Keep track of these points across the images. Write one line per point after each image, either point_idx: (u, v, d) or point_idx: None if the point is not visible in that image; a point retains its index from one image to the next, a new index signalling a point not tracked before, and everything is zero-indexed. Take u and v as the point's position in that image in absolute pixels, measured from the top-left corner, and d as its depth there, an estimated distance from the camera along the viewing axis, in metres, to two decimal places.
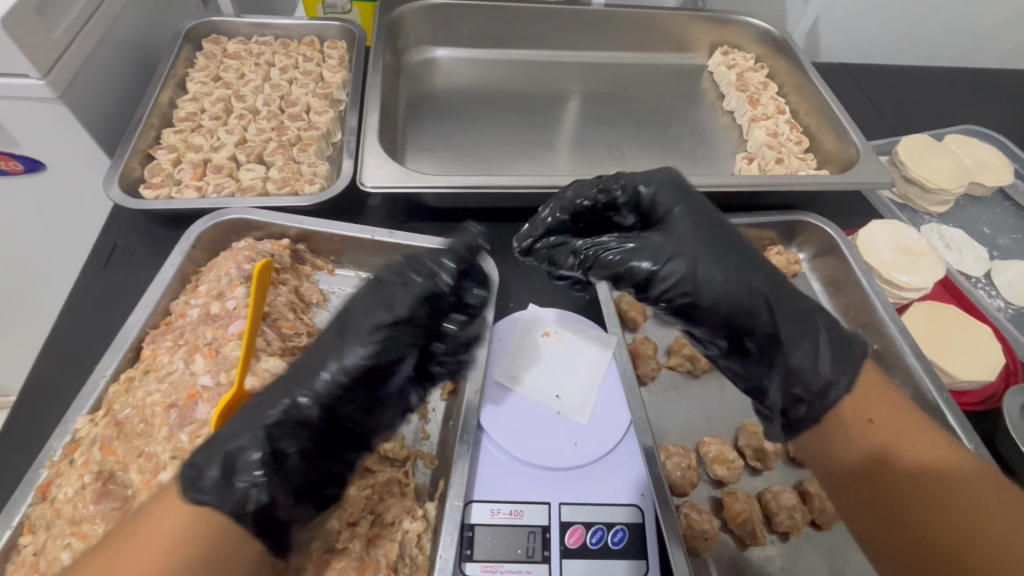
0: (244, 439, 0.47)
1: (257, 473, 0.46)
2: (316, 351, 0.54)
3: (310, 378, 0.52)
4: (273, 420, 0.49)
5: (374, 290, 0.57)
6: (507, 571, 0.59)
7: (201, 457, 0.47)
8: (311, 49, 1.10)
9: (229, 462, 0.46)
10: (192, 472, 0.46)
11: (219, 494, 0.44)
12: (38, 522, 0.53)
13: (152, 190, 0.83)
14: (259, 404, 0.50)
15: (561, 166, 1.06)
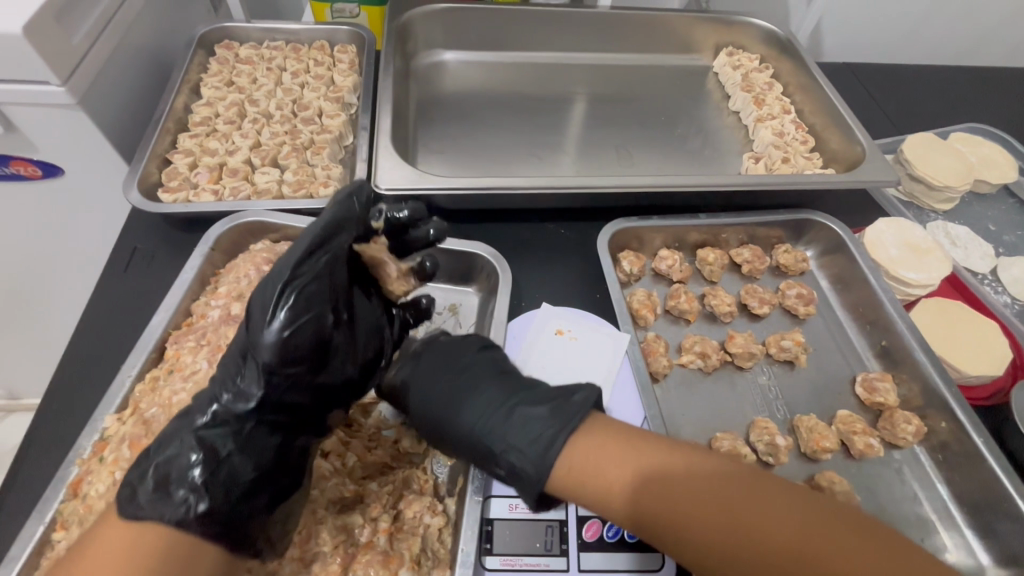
0: (179, 449, 0.50)
1: (181, 486, 0.48)
2: (236, 348, 0.55)
3: (230, 376, 0.54)
4: (204, 424, 0.52)
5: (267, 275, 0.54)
6: (526, 564, 0.60)
7: (141, 468, 0.50)
8: (322, 53, 1.12)
9: (163, 468, 0.49)
10: (131, 483, 0.48)
11: (153, 501, 0.47)
12: (70, 518, 0.54)
13: (170, 194, 0.84)
14: (193, 411, 0.53)
15: (569, 167, 1.07)
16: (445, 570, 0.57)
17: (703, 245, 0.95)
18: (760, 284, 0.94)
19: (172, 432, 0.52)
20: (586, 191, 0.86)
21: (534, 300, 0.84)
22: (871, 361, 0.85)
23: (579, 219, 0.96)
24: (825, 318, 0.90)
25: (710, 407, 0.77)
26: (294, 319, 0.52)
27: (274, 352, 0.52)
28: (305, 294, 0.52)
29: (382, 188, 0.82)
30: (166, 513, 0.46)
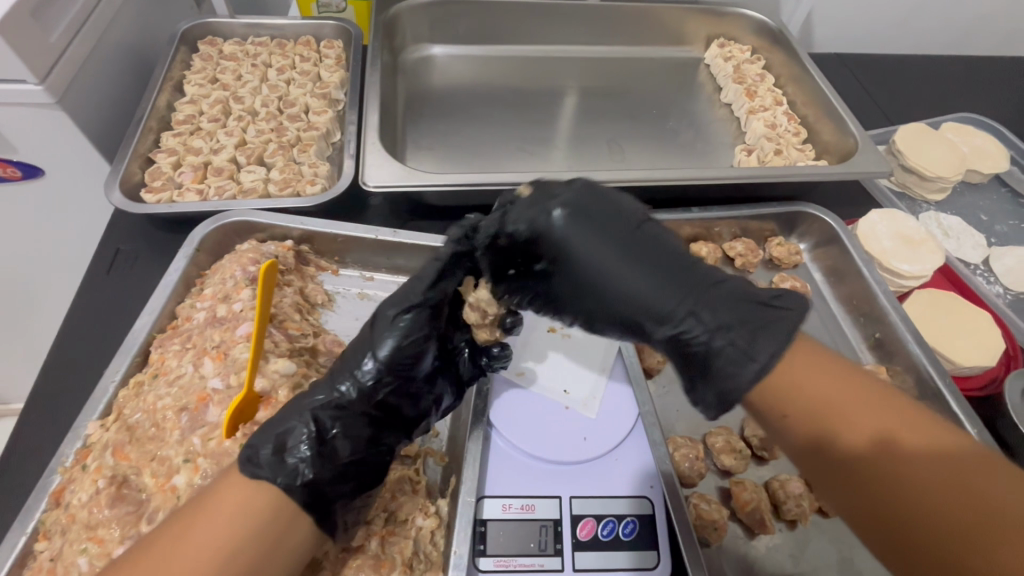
0: (297, 419, 0.52)
1: (302, 453, 0.49)
2: (357, 338, 0.58)
3: (349, 361, 0.56)
4: (320, 403, 0.53)
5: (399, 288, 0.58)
6: (520, 565, 0.59)
7: (267, 430, 0.51)
8: (308, 49, 1.10)
9: (280, 435, 0.50)
10: (255, 442, 0.50)
11: (273, 465, 0.48)
12: (53, 528, 0.53)
13: (153, 195, 0.83)
14: (312, 388, 0.55)
15: (560, 162, 1.06)
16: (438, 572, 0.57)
17: (695, 239, 0.95)
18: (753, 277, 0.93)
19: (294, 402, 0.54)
20: None
21: None
22: (865, 355, 0.86)
23: None
24: (818, 312, 0.90)
25: None
26: (405, 328, 0.56)
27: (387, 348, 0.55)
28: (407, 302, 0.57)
29: (369, 185, 0.81)
30: (280, 479, 0.47)
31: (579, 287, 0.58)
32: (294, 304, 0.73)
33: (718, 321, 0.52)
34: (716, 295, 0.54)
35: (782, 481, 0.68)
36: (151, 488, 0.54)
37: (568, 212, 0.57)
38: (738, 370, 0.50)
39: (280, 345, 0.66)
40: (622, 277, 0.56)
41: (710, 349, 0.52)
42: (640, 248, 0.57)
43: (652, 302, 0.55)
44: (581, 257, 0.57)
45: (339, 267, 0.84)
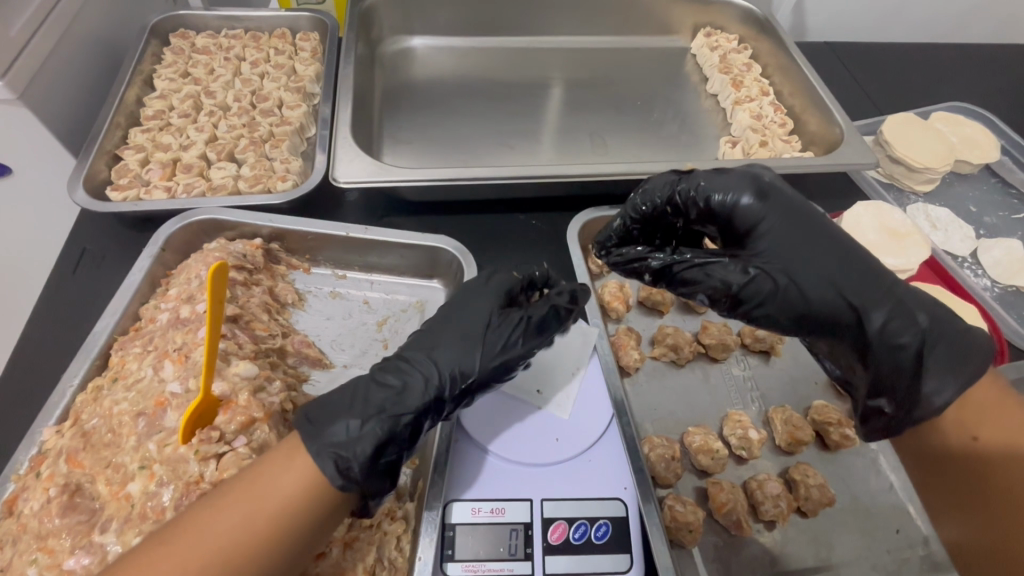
0: (381, 417, 0.51)
1: (384, 457, 0.51)
2: (439, 337, 0.58)
3: (423, 362, 0.56)
4: (391, 409, 0.52)
5: (485, 299, 0.61)
6: (489, 571, 0.58)
7: (340, 420, 0.50)
8: (283, 41, 1.07)
9: (365, 431, 0.50)
10: (322, 436, 0.49)
11: (363, 461, 0.49)
12: (5, 538, 0.52)
13: (119, 192, 0.81)
14: (385, 378, 0.54)
15: (541, 155, 1.04)
16: None
17: None
18: None
19: (359, 392, 0.53)
20: (555, 180, 0.83)
21: None
22: None
23: (550, 209, 0.93)
24: None
25: (683, 400, 0.75)
26: (509, 355, 0.58)
27: (470, 362, 0.57)
28: (502, 330, 0.59)
29: (339, 181, 0.79)
30: (372, 489, 0.50)
31: (769, 273, 0.57)
32: (262, 303, 0.72)
33: (925, 320, 0.54)
34: (906, 295, 0.55)
35: (759, 481, 0.67)
36: (105, 496, 0.53)
37: (769, 203, 0.58)
38: (941, 377, 0.52)
39: (244, 347, 0.64)
40: (813, 269, 0.56)
41: (919, 345, 0.53)
42: (820, 245, 0.56)
43: (853, 292, 0.55)
44: (790, 246, 0.56)
45: (312, 265, 0.82)
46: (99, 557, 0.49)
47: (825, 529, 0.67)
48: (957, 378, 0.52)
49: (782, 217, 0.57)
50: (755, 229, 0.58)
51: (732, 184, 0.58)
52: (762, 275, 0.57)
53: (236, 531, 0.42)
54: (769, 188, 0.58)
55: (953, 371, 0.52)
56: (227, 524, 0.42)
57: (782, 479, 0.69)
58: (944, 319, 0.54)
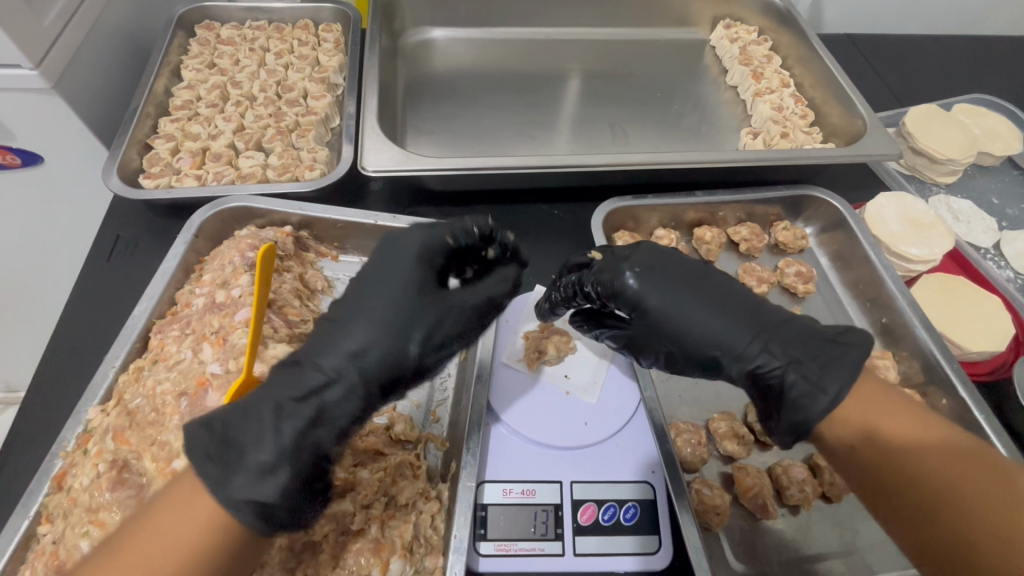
0: (275, 425, 0.45)
1: (278, 470, 0.44)
2: (325, 327, 0.52)
3: (316, 359, 0.50)
4: (274, 429, 0.45)
5: (374, 287, 0.54)
6: (520, 550, 0.59)
7: (219, 429, 0.44)
8: (306, 32, 1.08)
9: (256, 441, 0.45)
10: (198, 440, 0.43)
11: (247, 485, 0.42)
12: (55, 512, 0.53)
13: (151, 180, 0.82)
14: (274, 377, 0.49)
15: (562, 146, 1.04)
16: (439, 557, 0.57)
17: (699, 224, 0.93)
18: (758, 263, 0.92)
19: (239, 399, 0.47)
20: (580, 170, 0.83)
21: (527, 282, 0.84)
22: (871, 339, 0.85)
23: (572, 199, 0.94)
24: (824, 296, 0.89)
25: (707, 388, 0.76)
26: (422, 341, 0.53)
27: (367, 355, 0.50)
28: (413, 315, 0.53)
29: (368, 170, 0.79)
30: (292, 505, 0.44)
31: (651, 337, 0.61)
32: (293, 289, 0.73)
33: (786, 358, 0.54)
34: (779, 333, 0.55)
35: (785, 466, 0.68)
36: (151, 472, 0.55)
37: (643, 277, 0.61)
38: (811, 408, 0.52)
39: (279, 331, 0.65)
40: (690, 330, 0.58)
41: (785, 383, 0.53)
42: (695, 301, 0.59)
43: (722, 345, 0.57)
44: (666, 315, 0.59)
45: (339, 253, 0.84)
46: None
47: (850, 514, 0.68)
48: (828, 387, 0.52)
49: (655, 290, 0.60)
50: (637, 305, 0.61)
51: (613, 267, 0.63)
52: (644, 339, 0.62)
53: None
54: (645, 267, 0.61)
55: (821, 383, 0.52)
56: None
57: (806, 465, 0.70)
58: (811, 338, 0.54)
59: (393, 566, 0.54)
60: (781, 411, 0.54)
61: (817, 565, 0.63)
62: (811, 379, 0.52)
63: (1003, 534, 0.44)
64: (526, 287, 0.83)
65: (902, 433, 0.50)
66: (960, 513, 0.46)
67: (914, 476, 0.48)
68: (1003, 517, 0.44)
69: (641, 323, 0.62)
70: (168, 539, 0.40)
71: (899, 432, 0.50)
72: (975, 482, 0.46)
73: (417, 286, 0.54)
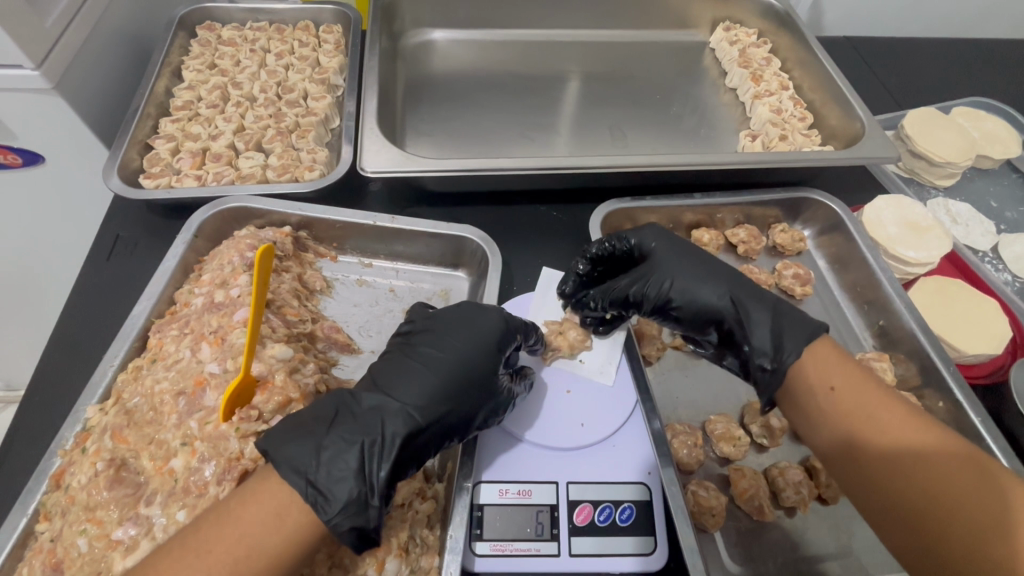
0: (371, 459, 0.52)
1: (373, 500, 0.51)
2: (401, 371, 0.60)
3: (397, 399, 0.57)
4: (350, 462, 0.51)
5: (427, 343, 0.63)
6: (516, 550, 0.59)
7: (313, 455, 0.51)
8: (307, 34, 1.08)
9: (343, 472, 0.50)
10: (296, 464, 0.50)
11: (345, 512, 0.49)
12: (54, 509, 0.54)
13: (152, 180, 0.83)
14: (358, 412, 0.56)
15: (561, 148, 1.04)
16: (434, 556, 0.57)
17: (698, 225, 0.93)
18: (757, 265, 0.92)
19: (329, 433, 0.53)
20: (579, 171, 0.83)
21: (525, 283, 0.84)
22: (868, 341, 0.85)
23: (571, 200, 0.94)
24: (821, 299, 0.89)
25: (705, 390, 0.76)
26: (489, 398, 0.61)
27: (441, 404, 0.58)
28: (484, 375, 0.61)
29: (367, 171, 0.79)
30: (370, 522, 0.50)
31: (662, 278, 0.71)
32: (292, 289, 0.73)
33: (774, 300, 0.67)
34: (762, 292, 0.70)
35: (781, 468, 0.68)
36: (149, 470, 0.55)
37: (661, 237, 0.75)
38: (796, 337, 0.63)
39: (277, 331, 0.65)
40: (696, 275, 0.70)
41: (777, 315, 0.65)
42: (702, 259, 0.73)
43: (719, 288, 0.69)
44: (677, 263, 0.72)
45: (338, 254, 0.84)
46: (145, 528, 0.52)
47: (846, 515, 0.68)
48: (810, 322, 0.64)
49: (669, 246, 0.74)
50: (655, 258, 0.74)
51: (641, 232, 0.76)
52: (656, 281, 0.71)
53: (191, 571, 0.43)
54: (664, 232, 0.76)
55: (805, 319, 0.64)
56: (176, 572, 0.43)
57: (803, 466, 0.70)
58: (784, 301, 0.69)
59: (389, 566, 0.54)
60: (775, 335, 0.64)
61: (813, 567, 0.64)
62: (795, 317, 0.65)
63: (977, 542, 0.46)
64: (523, 288, 0.83)
65: (885, 433, 0.54)
66: (925, 511, 0.50)
67: (889, 475, 0.52)
68: (972, 525, 0.47)
69: (657, 266, 0.72)
70: (229, 541, 0.45)
71: (880, 436, 0.54)
72: (946, 483, 0.49)
73: (489, 349, 0.63)
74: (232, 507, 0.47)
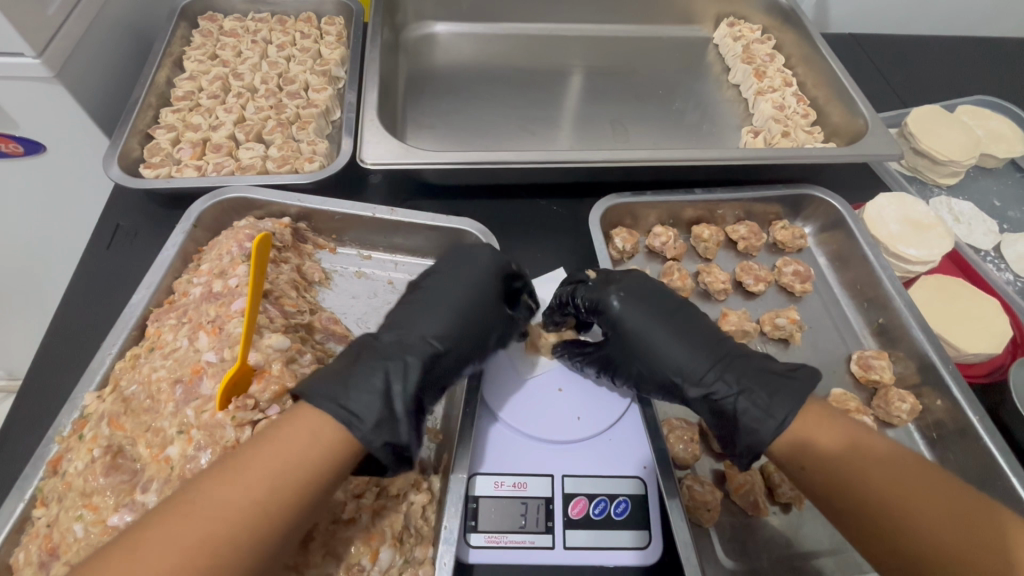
0: (396, 381, 0.56)
1: (399, 414, 0.54)
2: (415, 314, 0.64)
3: (413, 337, 0.61)
4: (379, 381, 0.55)
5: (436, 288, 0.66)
6: (510, 542, 0.59)
7: (344, 383, 0.53)
8: (309, 25, 1.08)
9: (371, 394, 0.53)
10: (326, 394, 0.52)
11: (377, 430, 0.51)
12: (50, 495, 0.54)
13: (151, 170, 0.83)
14: (380, 344, 0.59)
15: (562, 143, 1.04)
16: (429, 547, 0.57)
17: (698, 221, 0.93)
18: (757, 261, 0.92)
19: (358, 364, 0.56)
20: (580, 165, 0.83)
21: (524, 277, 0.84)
22: (867, 339, 0.84)
23: (570, 194, 0.94)
24: (821, 295, 0.89)
25: None
26: (493, 339, 0.66)
27: (455, 332, 0.63)
28: (489, 319, 0.66)
29: (367, 163, 0.79)
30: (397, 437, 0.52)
31: (625, 359, 0.66)
32: (290, 280, 0.73)
33: (741, 382, 0.60)
34: (734, 365, 0.62)
35: (777, 464, 0.69)
36: (145, 458, 0.55)
37: (619, 298, 0.67)
38: (761, 423, 0.57)
39: (275, 321, 0.66)
40: (657, 351, 0.64)
41: (741, 409, 0.59)
42: (667, 322, 0.66)
43: (683, 369, 0.63)
44: (637, 336, 0.66)
45: (337, 245, 0.84)
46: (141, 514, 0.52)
47: None
48: (780, 416, 0.57)
49: (631, 311, 0.67)
50: (616, 327, 0.67)
51: (600, 290, 0.69)
52: (617, 366, 0.66)
53: (230, 488, 0.43)
54: (622, 287, 0.68)
55: (774, 408, 0.57)
56: (206, 496, 0.43)
57: None
58: (764, 369, 0.60)
59: (384, 554, 0.55)
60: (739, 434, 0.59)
61: (808, 563, 0.64)
62: (764, 412, 0.58)
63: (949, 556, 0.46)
64: None
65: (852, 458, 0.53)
66: (931, 561, 0.47)
67: (889, 525, 0.49)
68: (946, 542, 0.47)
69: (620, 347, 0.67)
70: (266, 460, 0.45)
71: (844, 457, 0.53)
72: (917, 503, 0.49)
73: (489, 297, 0.67)
74: (274, 433, 0.48)
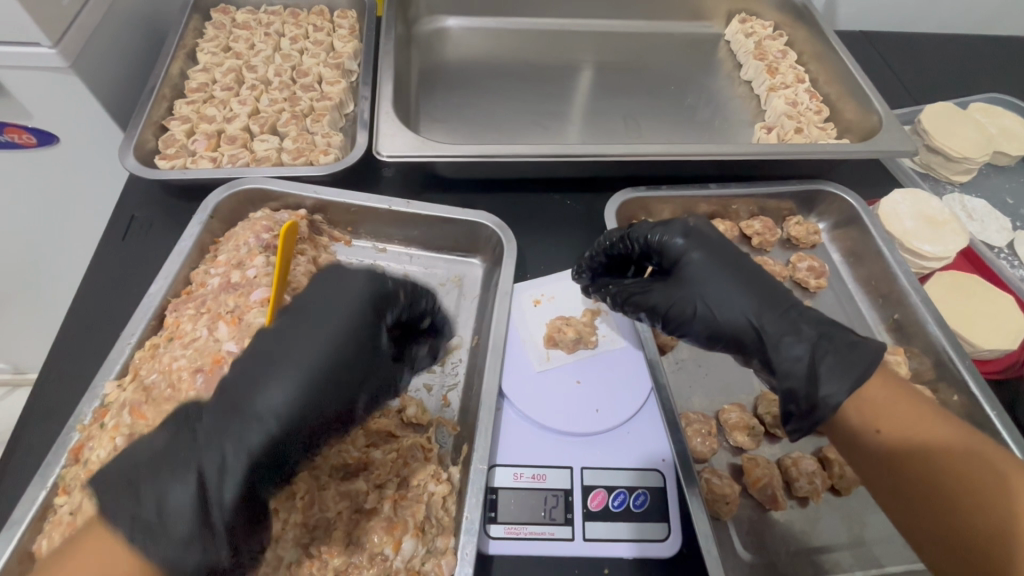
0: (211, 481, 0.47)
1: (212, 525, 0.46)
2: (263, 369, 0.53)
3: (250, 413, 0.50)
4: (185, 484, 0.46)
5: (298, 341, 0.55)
6: (530, 533, 0.59)
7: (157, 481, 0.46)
8: (321, 18, 1.08)
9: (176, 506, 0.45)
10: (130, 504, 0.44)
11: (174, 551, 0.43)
12: (72, 483, 0.54)
13: (167, 161, 0.83)
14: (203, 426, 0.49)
15: (575, 138, 1.04)
16: (450, 537, 0.57)
17: (712, 217, 0.93)
18: (771, 257, 0.92)
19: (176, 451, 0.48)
20: (596, 159, 0.83)
21: (539, 270, 0.83)
22: (882, 335, 0.84)
23: (584, 188, 0.94)
24: (835, 292, 0.89)
25: (717, 382, 0.76)
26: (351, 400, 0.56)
27: (307, 407, 0.52)
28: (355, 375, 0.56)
29: (383, 155, 0.79)
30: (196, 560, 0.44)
31: (689, 299, 0.64)
32: (308, 272, 0.73)
33: (817, 332, 0.59)
34: (805, 317, 0.61)
35: (794, 458, 0.68)
36: None
37: (689, 238, 0.66)
38: (833, 378, 0.56)
39: None
40: (725, 295, 0.63)
41: (815, 357, 0.58)
42: (734, 268, 0.64)
43: (755, 311, 0.62)
44: (704, 276, 0.64)
45: (352, 238, 0.84)
46: None
47: (860, 506, 0.68)
48: (855, 367, 0.56)
49: (700, 251, 0.65)
50: (681, 266, 0.66)
51: (668, 228, 0.67)
52: (678, 304, 0.64)
53: None
54: (695, 230, 0.67)
55: (847, 364, 0.56)
56: None
57: (816, 457, 0.70)
58: (833, 325, 0.60)
59: (406, 544, 0.55)
60: (806, 381, 0.57)
61: (826, 557, 0.64)
62: (838, 364, 0.56)
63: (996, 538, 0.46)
64: (538, 275, 0.83)
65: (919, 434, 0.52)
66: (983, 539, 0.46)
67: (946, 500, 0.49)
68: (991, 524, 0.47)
69: (683, 285, 0.65)
70: None
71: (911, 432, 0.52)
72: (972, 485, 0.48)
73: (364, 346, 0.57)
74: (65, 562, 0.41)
